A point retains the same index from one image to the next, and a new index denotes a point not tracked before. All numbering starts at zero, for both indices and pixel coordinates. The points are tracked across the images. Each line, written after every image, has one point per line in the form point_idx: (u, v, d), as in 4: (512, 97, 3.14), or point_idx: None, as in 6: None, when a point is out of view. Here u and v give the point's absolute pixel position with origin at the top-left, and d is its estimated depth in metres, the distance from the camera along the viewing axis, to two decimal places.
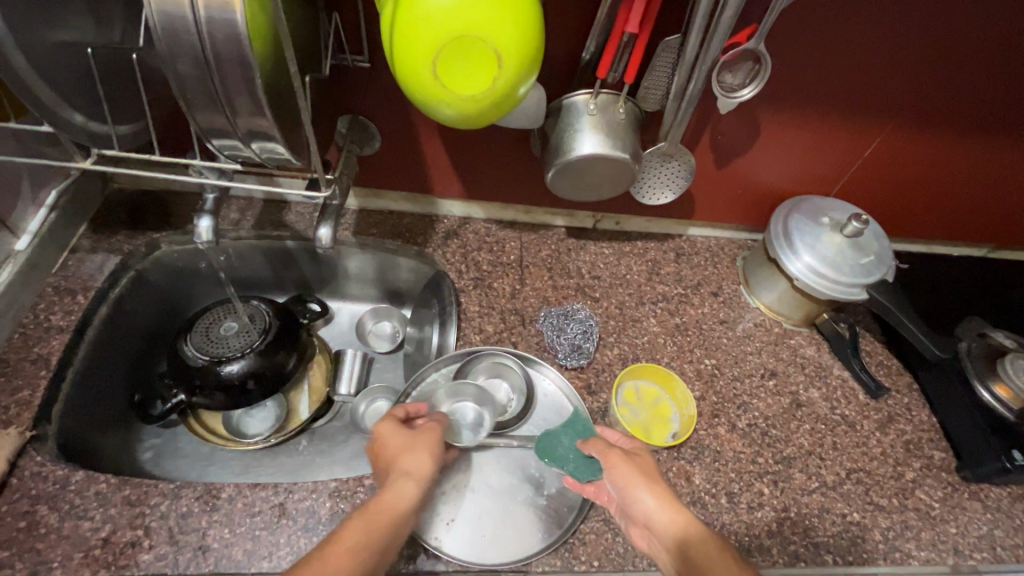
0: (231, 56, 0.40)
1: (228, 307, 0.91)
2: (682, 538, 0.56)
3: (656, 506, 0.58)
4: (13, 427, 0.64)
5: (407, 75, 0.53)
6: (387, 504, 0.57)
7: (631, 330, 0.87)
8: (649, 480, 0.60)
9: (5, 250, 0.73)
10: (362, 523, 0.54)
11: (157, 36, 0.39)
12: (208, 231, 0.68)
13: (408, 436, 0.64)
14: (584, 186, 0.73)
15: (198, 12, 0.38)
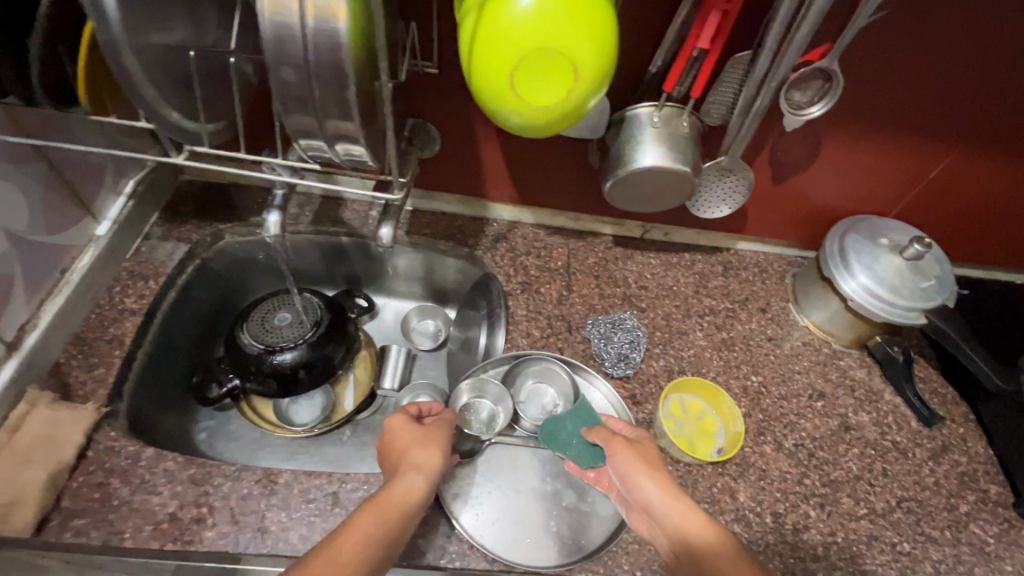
0: (332, 64, 0.42)
1: (282, 299, 0.95)
2: (678, 522, 0.58)
3: (653, 491, 0.61)
4: (90, 402, 0.67)
5: (483, 84, 0.54)
6: (397, 496, 0.57)
7: (677, 342, 0.87)
8: (647, 466, 0.63)
9: (87, 232, 0.77)
10: (373, 515, 0.54)
11: (265, 42, 0.41)
12: (275, 226, 0.71)
13: (418, 431, 0.66)
14: (639, 198, 0.74)
15: (306, 22, 0.40)
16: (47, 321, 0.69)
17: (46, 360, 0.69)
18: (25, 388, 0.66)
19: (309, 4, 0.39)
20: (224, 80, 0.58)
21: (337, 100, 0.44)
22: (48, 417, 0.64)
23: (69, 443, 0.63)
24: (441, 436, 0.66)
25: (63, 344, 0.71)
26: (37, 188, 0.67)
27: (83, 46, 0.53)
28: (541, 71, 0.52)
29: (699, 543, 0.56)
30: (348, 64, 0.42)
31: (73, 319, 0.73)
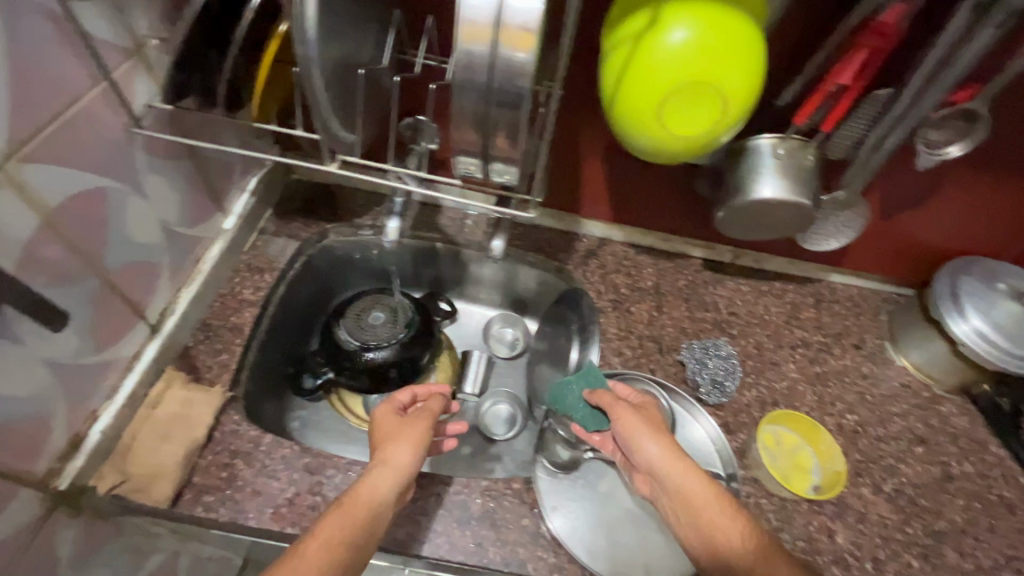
0: (511, 92, 0.44)
1: (376, 299, 0.98)
2: (681, 485, 0.60)
3: (659, 455, 0.62)
4: (217, 386, 0.72)
5: (628, 115, 0.56)
6: (366, 498, 0.56)
7: (769, 373, 0.85)
8: (654, 432, 0.63)
9: (217, 226, 0.82)
10: (338, 521, 0.53)
11: (454, 69, 0.44)
12: (394, 231, 0.74)
13: (397, 426, 0.64)
14: (750, 227, 0.74)
15: (496, 52, 0.42)
16: (183, 307, 0.74)
17: (179, 342, 0.74)
18: (163, 368, 0.71)
19: (503, 36, 0.41)
20: (374, 94, 0.62)
21: (506, 124, 0.47)
22: (183, 397, 0.69)
23: (201, 424, 0.67)
24: (421, 430, 0.64)
25: (192, 328, 0.77)
26: (186, 183, 0.72)
27: (266, 61, 0.56)
28: (689, 106, 0.54)
29: (700, 505, 0.58)
30: (527, 95, 0.44)
31: (201, 306, 0.78)
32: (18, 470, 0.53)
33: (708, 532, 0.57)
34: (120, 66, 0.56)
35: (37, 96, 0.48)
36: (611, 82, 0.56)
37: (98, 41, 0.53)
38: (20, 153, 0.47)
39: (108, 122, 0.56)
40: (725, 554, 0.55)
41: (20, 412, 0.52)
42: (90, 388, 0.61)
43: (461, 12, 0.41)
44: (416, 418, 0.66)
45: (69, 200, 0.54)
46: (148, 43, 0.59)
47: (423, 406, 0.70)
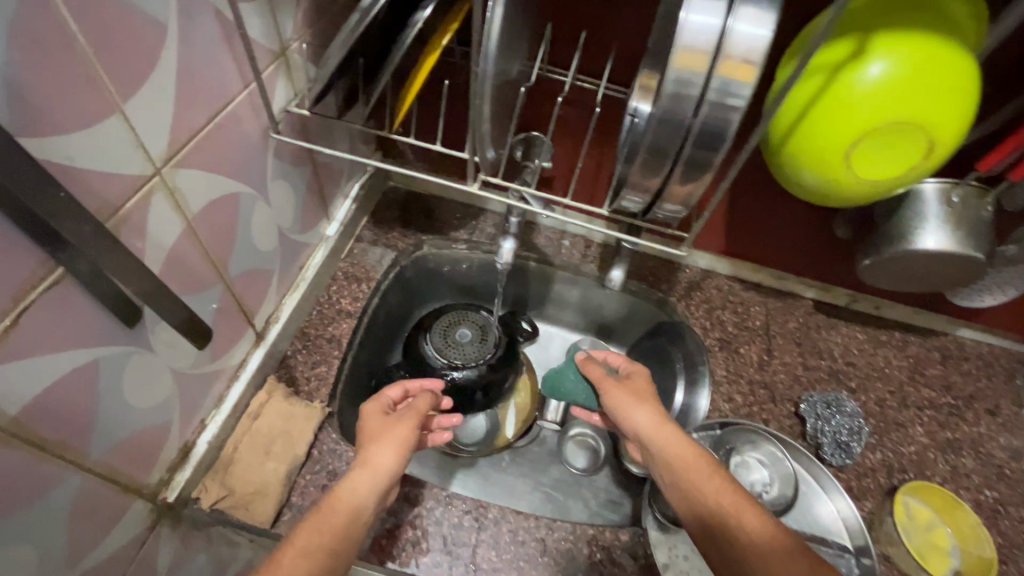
0: (713, 123, 0.43)
1: (464, 315, 0.94)
2: (664, 447, 0.60)
3: (645, 421, 0.62)
4: (316, 400, 0.70)
5: (811, 157, 0.51)
6: (343, 503, 0.50)
7: (895, 435, 0.78)
8: (638, 402, 0.65)
9: (320, 232, 0.80)
10: (313, 527, 0.47)
11: (659, 96, 0.43)
12: (510, 253, 0.72)
13: (381, 427, 0.58)
14: (896, 277, 0.68)
15: (710, 82, 0.41)
16: (287, 315, 0.72)
17: (280, 350, 0.72)
18: (264, 377, 0.69)
19: (723, 63, 0.40)
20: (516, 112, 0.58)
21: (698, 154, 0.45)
22: (285, 410, 0.67)
23: (302, 441, 0.65)
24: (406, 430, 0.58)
25: (291, 336, 0.75)
26: (302, 189, 0.70)
27: (419, 78, 0.51)
28: (887, 150, 0.48)
29: (681, 463, 0.57)
30: (732, 127, 0.43)
31: (301, 314, 0.76)
32: (134, 479, 0.51)
33: (688, 487, 0.55)
34: (267, 68, 0.54)
35: (197, 99, 0.46)
36: (788, 117, 0.51)
37: (255, 44, 0.51)
38: (178, 159, 0.45)
39: (251, 127, 0.54)
40: (703, 512, 0.53)
41: (144, 421, 0.50)
42: (202, 396, 0.59)
43: (681, 39, 0.40)
44: (400, 418, 0.58)
45: (210, 206, 0.52)
46: (292, 46, 0.57)
47: (411, 404, 0.62)
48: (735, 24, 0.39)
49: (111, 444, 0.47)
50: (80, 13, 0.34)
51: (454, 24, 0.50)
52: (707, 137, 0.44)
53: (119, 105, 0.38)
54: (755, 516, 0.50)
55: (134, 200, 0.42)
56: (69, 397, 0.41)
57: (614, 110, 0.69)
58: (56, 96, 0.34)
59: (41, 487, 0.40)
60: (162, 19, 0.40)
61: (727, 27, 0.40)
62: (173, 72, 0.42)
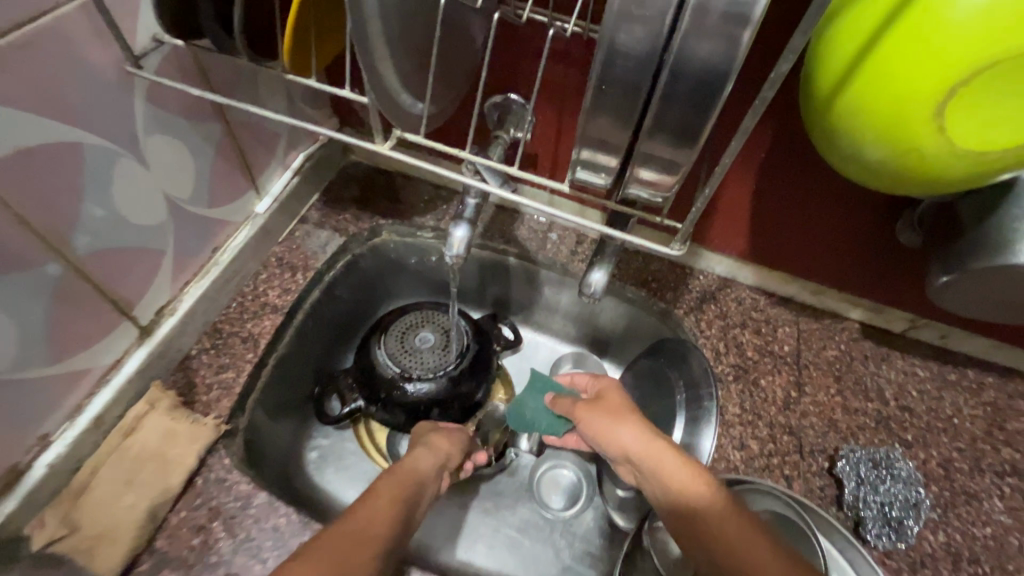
0: (710, 35, 0.28)
1: (429, 318, 0.78)
2: (656, 467, 0.48)
3: (634, 440, 0.50)
4: (212, 415, 0.56)
5: (878, 114, 0.34)
6: (418, 465, 0.55)
7: (964, 511, 0.59)
8: (618, 418, 0.53)
9: (246, 209, 0.66)
10: (393, 482, 0.50)
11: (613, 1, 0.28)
12: (461, 243, 0.56)
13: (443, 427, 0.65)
14: (988, 303, 0.49)
15: None
16: (187, 307, 0.58)
17: (179, 350, 0.59)
18: (148, 383, 0.55)
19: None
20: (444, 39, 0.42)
21: (691, 92, 0.30)
22: (165, 427, 0.53)
23: (179, 467, 0.51)
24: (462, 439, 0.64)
25: (198, 333, 0.61)
26: (212, 154, 0.56)
27: None
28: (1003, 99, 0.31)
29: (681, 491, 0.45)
30: (742, 47, 0.28)
31: (213, 306, 0.62)
32: None
33: (693, 523, 0.44)
34: None
35: None
36: (847, 49, 0.34)
37: None
38: None
39: (94, 56, 0.41)
40: (712, 549, 0.42)
41: None
42: (38, 408, 0.46)
43: None
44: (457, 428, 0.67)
45: (22, 155, 0.38)
46: None
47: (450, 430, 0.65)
48: None
49: None
50: None
51: None
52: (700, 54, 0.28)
53: None
54: (775, 561, 0.39)
55: None
56: None
57: None
58: None
59: None
60: None
61: None
62: None
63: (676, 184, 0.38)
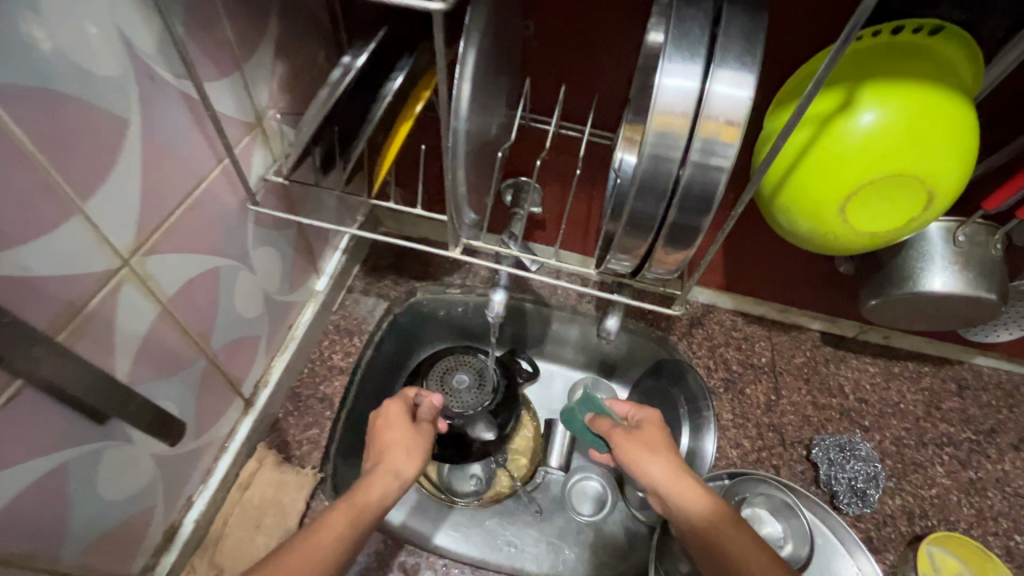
0: (701, 179, 0.40)
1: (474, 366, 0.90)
2: (683, 504, 0.53)
3: (663, 475, 0.55)
4: (309, 466, 0.68)
5: (809, 208, 0.48)
6: (371, 495, 0.50)
7: (914, 477, 0.74)
8: (652, 451, 0.57)
9: (309, 288, 0.78)
10: (347, 514, 0.48)
11: (639, 160, 0.41)
12: (501, 304, 0.72)
13: (415, 429, 0.58)
14: (910, 317, 0.63)
15: (692, 144, 0.39)
16: (277, 377, 0.70)
17: (271, 414, 0.70)
18: (254, 445, 0.67)
19: (702, 126, 0.38)
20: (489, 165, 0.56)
21: None
22: (275, 480, 0.65)
23: (293, 511, 0.63)
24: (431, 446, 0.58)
25: (282, 398, 0.73)
26: (289, 251, 0.69)
27: (395, 145, 0.50)
28: (884, 200, 0.46)
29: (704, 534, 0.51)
30: (721, 187, 0.40)
31: (291, 374, 0.74)
32: (115, 572, 0.49)
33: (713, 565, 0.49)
34: (241, 141, 0.53)
35: (165, 185, 0.45)
36: (783, 163, 0.47)
37: (225, 119, 0.50)
38: (146, 248, 0.44)
39: (226, 200, 0.53)
40: None
41: (125, 514, 0.49)
42: (186, 477, 0.57)
43: (657, 101, 0.39)
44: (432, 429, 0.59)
45: (188, 284, 0.51)
46: (267, 114, 0.56)
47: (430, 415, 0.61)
48: (712, 86, 0.37)
49: (86, 544, 0.45)
50: (24, 120, 0.32)
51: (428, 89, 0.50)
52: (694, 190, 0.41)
53: (78, 207, 0.37)
54: None
55: (101, 296, 0.41)
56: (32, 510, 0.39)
57: (600, 156, 0.67)
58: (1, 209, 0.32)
59: None
60: (121, 113, 0.39)
61: (705, 90, 0.38)
62: (137, 162, 0.41)
63: (678, 269, 0.49)
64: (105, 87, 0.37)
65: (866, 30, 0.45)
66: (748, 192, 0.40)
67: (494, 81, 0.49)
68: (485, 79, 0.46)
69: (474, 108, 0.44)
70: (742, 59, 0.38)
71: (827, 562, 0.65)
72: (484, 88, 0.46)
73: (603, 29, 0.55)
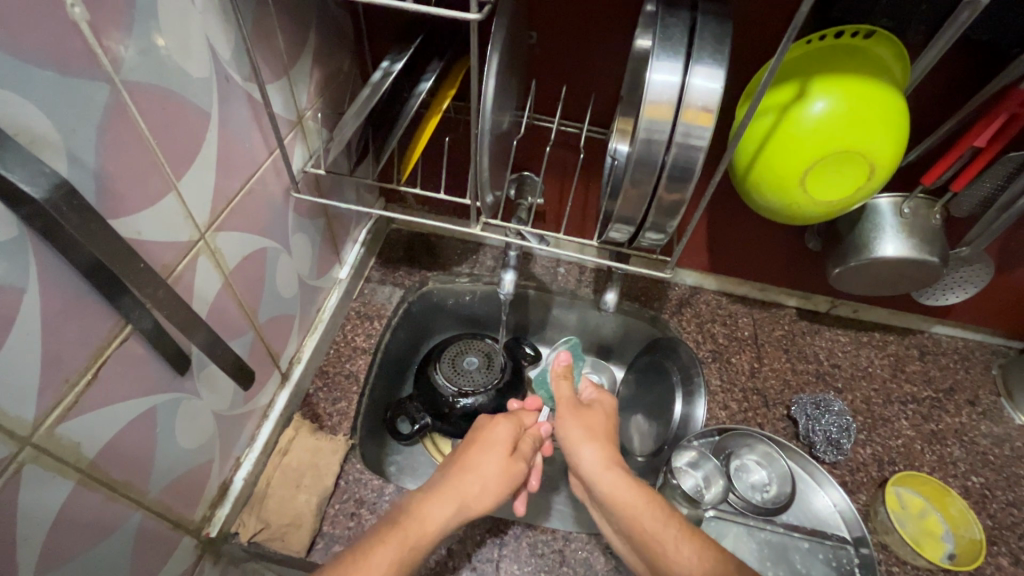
0: (685, 154, 0.48)
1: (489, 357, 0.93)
2: (609, 492, 0.58)
3: (593, 463, 0.61)
4: (340, 433, 0.74)
5: (773, 184, 0.57)
6: (425, 530, 0.53)
7: (882, 430, 0.83)
8: (589, 437, 0.63)
9: (333, 276, 0.85)
10: (398, 540, 0.51)
11: (634, 142, 0.49)
12: (511, 283, 0.81)
13: (498, 459, 0.61)
14: (870, 283, 0.72)
15: (676, 127, 0.48)
16: (308, 355, 0.77)
17: (302, 390, 0.77)
18: (290, 415, 0.74)
19: (685, 112, 0.47)
20: (502, 153, 0.64)
21: None
22: (312, 445, 0.71)
23: (329, 473, 0.69)
24: (507, 481, 0.60)
25: (311, 374, 0.79)
26: (318, 238, 0.76)
27: (424, 137, 0.58)
28: (835, 173, 0.55)
29: (630, 510, 0.56)
30: (700, 162, 0.48)
31: (319, 354, 0.81)
32: (182, 516, 0.56)
33: (649, 549, 0.53)
34: (287, 136, 0.61)
35: (230, 173, 0.52)
36: (750, 147, 0.57)
37: (278, 117, 0.57)
38: (217, 224, 0.51)
39: (274, 188, 0.60)
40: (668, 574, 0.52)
41: (192, 464, 0.55)
42: (235, 438, 0.64)
43: (647, 93, 0.47)
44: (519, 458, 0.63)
45: (244, 260, 0.58)
46: (307, 114, 0.64)
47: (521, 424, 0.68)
48: (691, 80, 0.46)
49: (165, 484, 0.51)
50: (144, 111, 0.40)
51: (451, 90, 0.58)
52: (679, 166, 0.49)
53: (173, 184, 0.45)
54: None
55: (184, 262, 0.48)
56: (132, 443, 0.45)
57: (596, 149, 0.76)
58: (129, 182, 0.40)
59: (108, 527, 0.44)
60: (205, 106, 0.47)
61: (685, 83, 0.47)
62: (214, 149, 0.49)
63: (669, 237, 0.58)
64: (193, 86, 0.45)
65: (812, 35, 0.55)
66: (722, 165, 0.49)
67: (507, 80, 0.58)
68: (502, 78, 0.54)
69: (495, 102, 0.53)
70: (714, 56, 0.46)
71: (806, 499, 0.74)
72: (501, 86, 0.55)
73: (597, 38, 0.64)
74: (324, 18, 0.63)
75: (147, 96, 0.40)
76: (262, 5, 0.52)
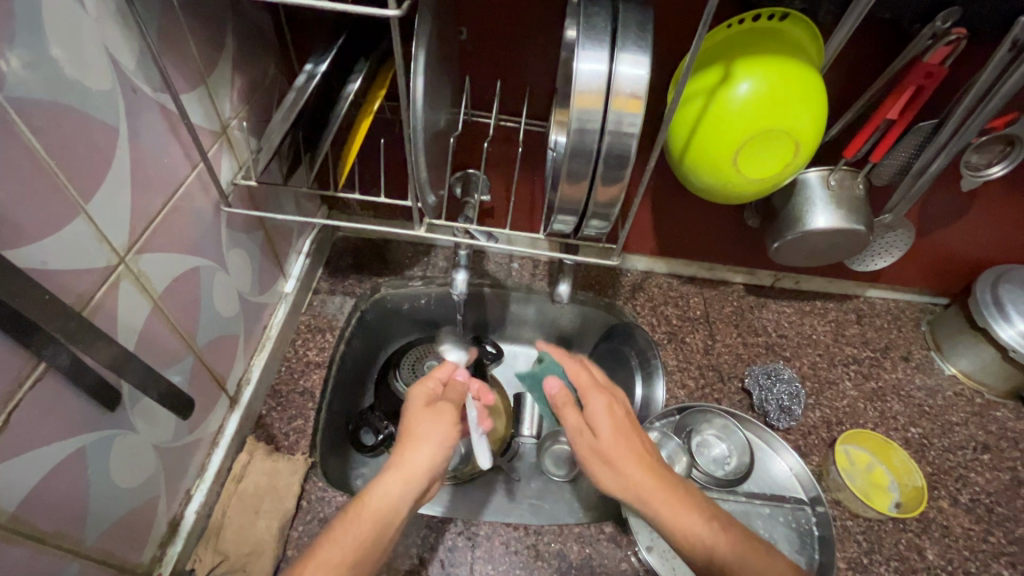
0: (618, 141, 0.49)
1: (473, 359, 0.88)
2: (660, 509, 0.53)
3: (636, 478, 0.55)
4: (298, 452, 0.71)
5: (708, 165, 0.58)
6: (375, 507, 0.50)
7: (829, 393, 0.87)
8: (631, 450, 0.57)
9: (278, 291, 0.81)
10: (345, 530, 0.48)
11: (569, 133, 0.50)
12: (463, 283, 0.80)
13: (424, 415, 0.57)
14: (807, 254, 0.75)
15: (607, 115, 0.48)
16: (257, 376, 0.74)
17: (254, 412, 0.73)
18: (243, 440, 0.70)
19: (614, 100, 0.47)
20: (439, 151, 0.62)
21: None
22: (269, 468, 0.68)
23: (290, 494, 0.67)
24: (445, 427, 0.56)
25: (263, 395, 0.76)
26: (256, 252, 0.72)
27: (358, 139, 0.56)
28: (764, 150, 0.56)
29: (681, 522, 0.52)
30: (633, 148, 0.49)
31: (269, 373, 0.77)
32: (127, 560, 0.52)
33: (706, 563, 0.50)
34: (211, 148, 0.57)
35: (146, 190, 0.49)
36: (683, 133, 0.58)
37: (198, 129, 0.54)
38: (138, 246, 0.48)
39: (201, 203, 0.57)
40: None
41: (131, 504, 0.51)
42: (182, 470, 0.60)
43: (577, 83, 0.47)
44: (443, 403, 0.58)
45: (174, 283, 0.54)
46: (231, 123, 0.60)
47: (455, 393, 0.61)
48: (617, 68, 0.47)
49: (104, 529, 0.48)
50: (38, 130, 0.37)
51: (381, 89, 0.56)
52: (614, 153, 0.49)
53: (82, 207, 0.41)
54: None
55: (103, 291, 0.44)
56: (60, 489, 0.42)
57: (536, 142, 0.76)
58: (25, 209, 0.37)
59: None
60: (111, 122, 0.43)
61: (613, 71, 0.47)
62: (125, 166, 0.46)
63: (613, 223, 0.58)
64: (96, 100, 0.42)
65: (732, 20, 0.57)
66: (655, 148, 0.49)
67: (439, 77, 0.57)
68: (432, 74, 0.53)
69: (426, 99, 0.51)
70: (638, 43, 0.47)
71: (766, 467, 0.77)
72: (432, 83, 0.53)
73: (527, 30, 0.64)
74: (241, 22, 0.60)
75: (40, 114, 0.37)
76: (168, 12, 0.49)
